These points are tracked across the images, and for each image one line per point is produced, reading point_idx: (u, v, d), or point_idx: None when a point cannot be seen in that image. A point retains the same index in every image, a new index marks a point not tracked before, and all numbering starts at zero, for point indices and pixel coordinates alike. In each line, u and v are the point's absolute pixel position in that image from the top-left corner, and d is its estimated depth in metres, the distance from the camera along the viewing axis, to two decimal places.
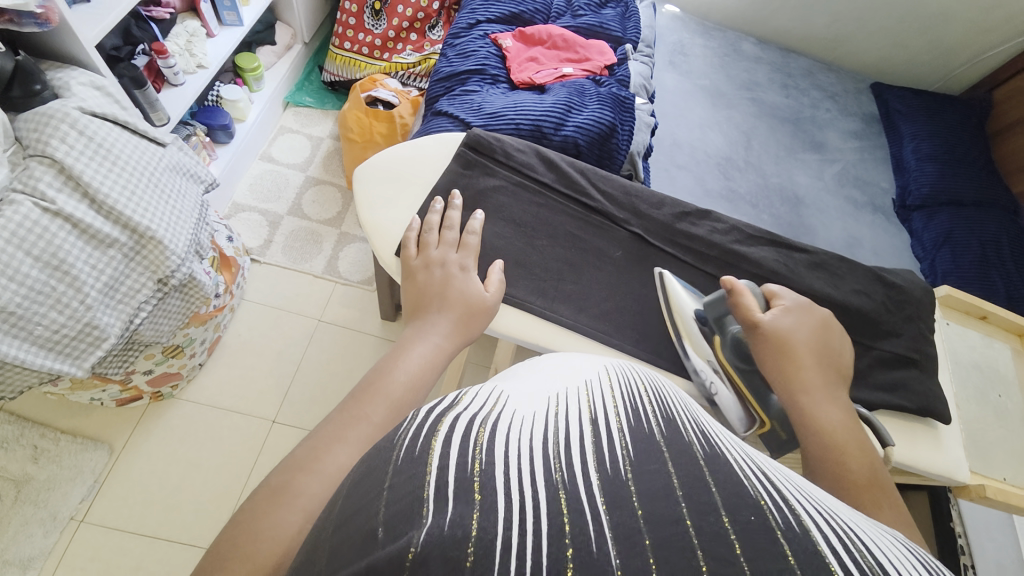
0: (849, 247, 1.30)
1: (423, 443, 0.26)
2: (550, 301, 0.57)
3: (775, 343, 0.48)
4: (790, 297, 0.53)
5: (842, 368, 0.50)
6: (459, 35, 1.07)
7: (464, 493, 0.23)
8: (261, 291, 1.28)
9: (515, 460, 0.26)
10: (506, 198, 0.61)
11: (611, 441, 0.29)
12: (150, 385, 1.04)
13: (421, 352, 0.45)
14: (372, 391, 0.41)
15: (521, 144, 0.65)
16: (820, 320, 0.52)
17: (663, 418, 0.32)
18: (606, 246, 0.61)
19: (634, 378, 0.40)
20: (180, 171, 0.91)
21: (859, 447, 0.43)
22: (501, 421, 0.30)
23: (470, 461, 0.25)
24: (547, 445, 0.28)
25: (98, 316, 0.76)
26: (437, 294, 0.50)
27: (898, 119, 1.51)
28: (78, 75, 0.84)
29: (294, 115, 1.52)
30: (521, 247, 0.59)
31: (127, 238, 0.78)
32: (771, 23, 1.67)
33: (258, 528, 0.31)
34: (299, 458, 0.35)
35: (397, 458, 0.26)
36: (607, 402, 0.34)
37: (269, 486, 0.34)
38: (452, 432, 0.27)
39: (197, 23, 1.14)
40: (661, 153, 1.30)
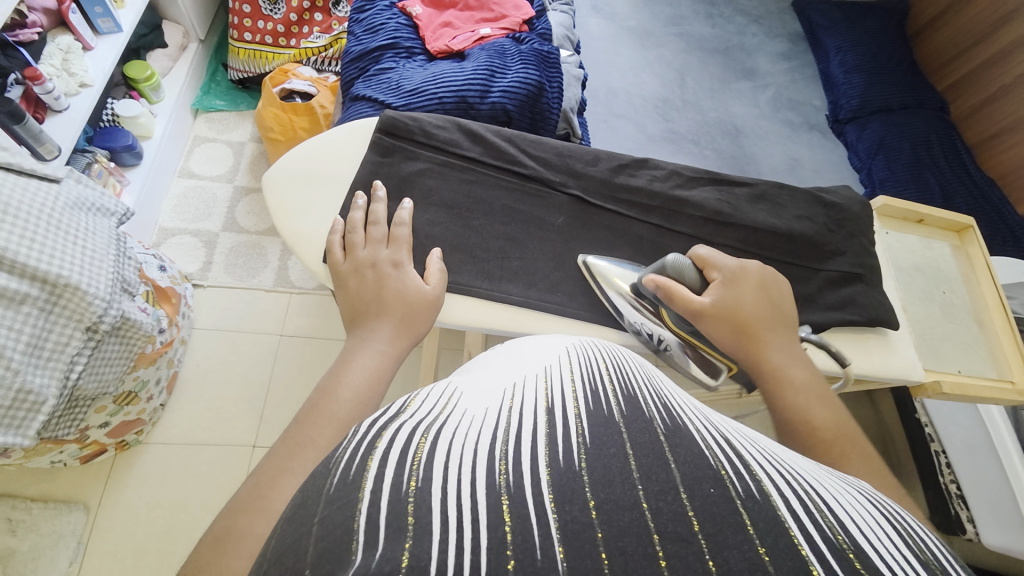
0: (791, 169, 1.32)
1: (357, 465, 0.23)
2: (497, 281, 0.55)
3: (719, 319, 0.48)
4: (721, 261, 0.52)
5: (789, 324, 0.50)
6: (364, 9, 0.99)
7: (397, 527, 0.20)
8: (213, 317, 1.21)
9: (462, 469, 0.23)
10: (434, 180, 0.58)
11: (568, 427, 0.26)
12: (110, 437, 0.98)
13: (365, 363, 0.43)
14: (317, 411, 0.39)
15: (441, 120, 0.61)
16: (757, 279, 0.51)
17: (623, 396, 0.31)
18: (546, 213, 0.59)
19: (596, 355, 0.39)
20: (85, 206, 0.82)
21: (829, 406, 0.42)
22: (450, 426, 0.27)
23: (405, 477, 0.22)
24: (497, 440, 0.25)
25: (29, 378, 0.69)
26: (374, 299, 0.48)
27: (823, 33, 1.52)
28: None
29: (207, 122, 1.40)
30: (457, 230, 0.57)
31: (40, 290, 0.70)
32: None
33: None
34: (246, 499, 0.33)
35: (332, 482, 0.23)
36: (565, 386, 0.32)
37: (213, 535, 0.31)
38: (390, 447, 0.24)
39: (70, 37, 1.00)
40: (597, 104, 1.27)
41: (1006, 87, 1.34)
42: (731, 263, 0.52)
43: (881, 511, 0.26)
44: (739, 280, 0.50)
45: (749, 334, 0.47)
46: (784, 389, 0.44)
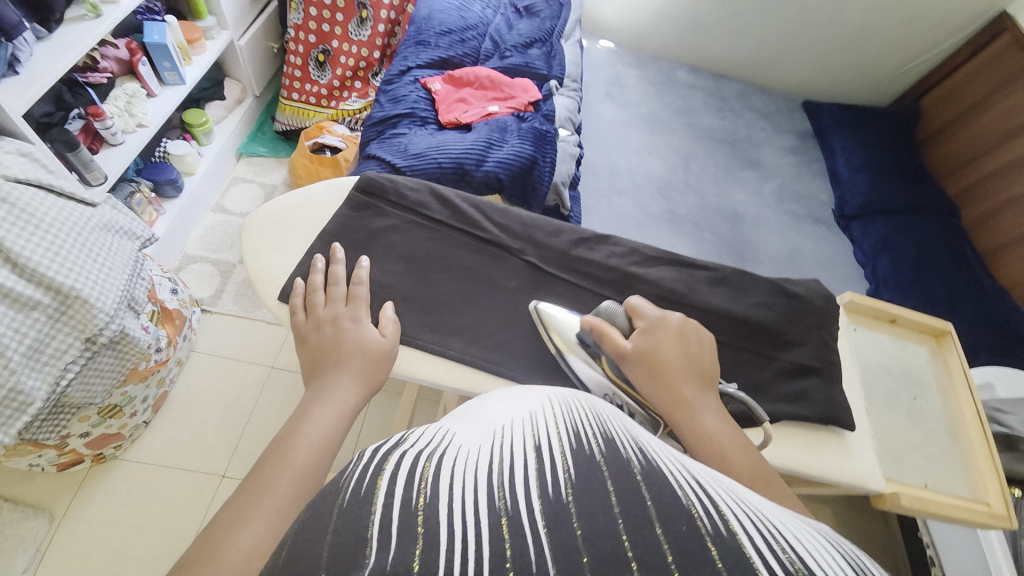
0: (793, 259, 1.33)
1: (368, 483, 0.25)
2: (440, 335, 0.58)
3: (642, 362, 0.50)
4: (647, 309, 0.55)
5: (707, 373, 0.52)
6: (392, 81, 1.11)
7: (408, 527, 0.23)
8: (213, 343, 1.27)
9: (463, 492, 0.25)
10: (399, 236, 0.63)
11: (551, 464, 0.28)
12: (89, 447, 1.00)
13: (327, 410, 0.47)
14: (278, 459, 0.43)
15: (415, 184, 0.67)
16: (676, 327, 0.54)
17: (601, 438, 0.30)
18: (501, 276, 0.62)
19: (574, 399, 0.38)
20: (113, 229, 0.91)
21: (749, 454, 0.46)
22: (449, 456, 0.29)
23: (414, 494, 0.25)
24: (494, 475, 0.27)
25: (23, 380, 0.74)
26: (333, 351, 0.51)
27: (830, 133, 1.59)
28: (3, 143, 0.82)
29: (247, 165, 1.55)
30: (412, 283, 0.60)
31: (52, 299, 0.77)
32: (702, 52, 1.76)
33: None
34: (198, 552, 0.37)
35: (344, 494, 0.25)
36: (550, 426, 0.33)
37: None
38: (399, 465, 0.27)
39: (137, 84, 1.15)
40: (601, 180, 1.34)
41: (1016, 198, 1.36)
42: (655, 313, 0.55)
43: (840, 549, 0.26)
44: (659, 328, 0.53)
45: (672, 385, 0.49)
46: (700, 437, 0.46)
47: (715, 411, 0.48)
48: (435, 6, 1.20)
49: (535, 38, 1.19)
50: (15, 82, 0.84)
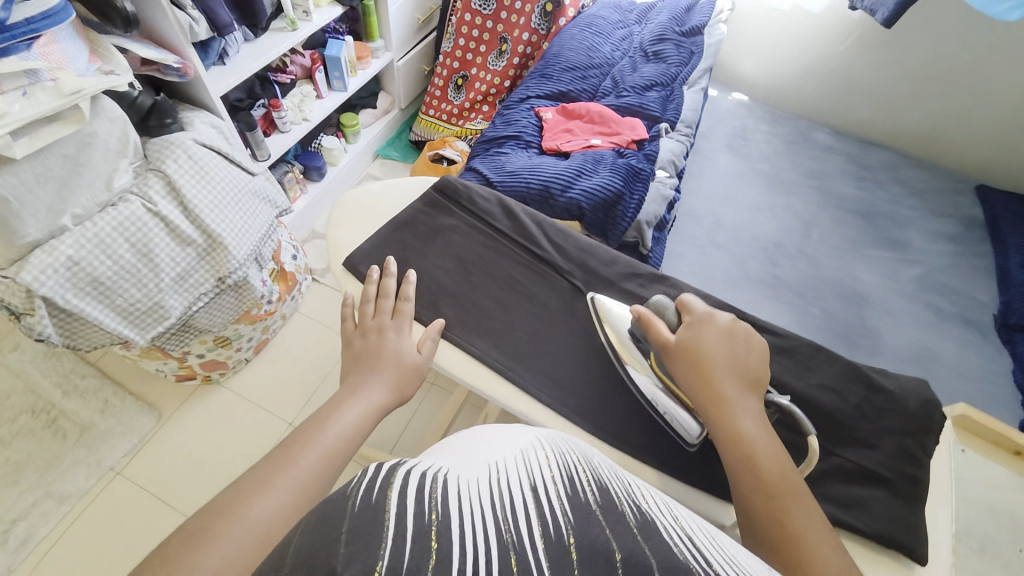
0: (923, 360, 1.11)
1: (379, 491, 0.26)
2: (469, 332, 0.60)
3: (683, 360, 0.52)
4: (697, 306, 0.57)
5: (750, 374, 0.52)
6: (511, 106, 1.19)
7: (422, 536, 0.24)
8: (313, 308, 1.45)
9: (467, 520, 0.26)
10: (456, 236, 0.68)
11: (553, 506, 0.29)
12: (200, 368, 1.20)
13: (362, 404, 0.51)
14: (310, 438, 0.47)
15: (486, 194, 0.73)
16: (725, 328, 0.54)
17: (596, 485, 0.34)
18: (542, 293, 0.65)
19: (564, 446, 0.42)
20: (261, 196, 1.10)
21: (786, 471, 0.46)
22: (453, 485, 0.30)
23: (426, 510, 0.26)
24: (493, 505, 0.29)
25: (166, 298, 0.94)
26: (374, 355, 0.55)
27: (1006, 226, 1.32)
28: (203, 116, 1.04)
29: (379, 165, 1.77)
30: (458, 281, 0.64)
31: (202, 240, 0.97)
32: (852, 115, 1.59)
33: (173, 574, 0.35)
34: (220, 507, 0.41)
35: (351, 499, 0.25)
36: (542, 468, 0.35)
37: (186, 530, 0.39)
38: (407, 483, 0.27)
39: (310, 87, 1.40)
40: (700, 229, 1.27)
41: None
42: (704, 310, 0.56)
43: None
44: (705, 324, 0.54)
45: (710, 382, 0.50)
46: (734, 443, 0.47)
47: (752, 415, 0.49)
48: (567, 45, 1.28)
49: (657, 82, 1.20)
50: (221, 72, 1.06)
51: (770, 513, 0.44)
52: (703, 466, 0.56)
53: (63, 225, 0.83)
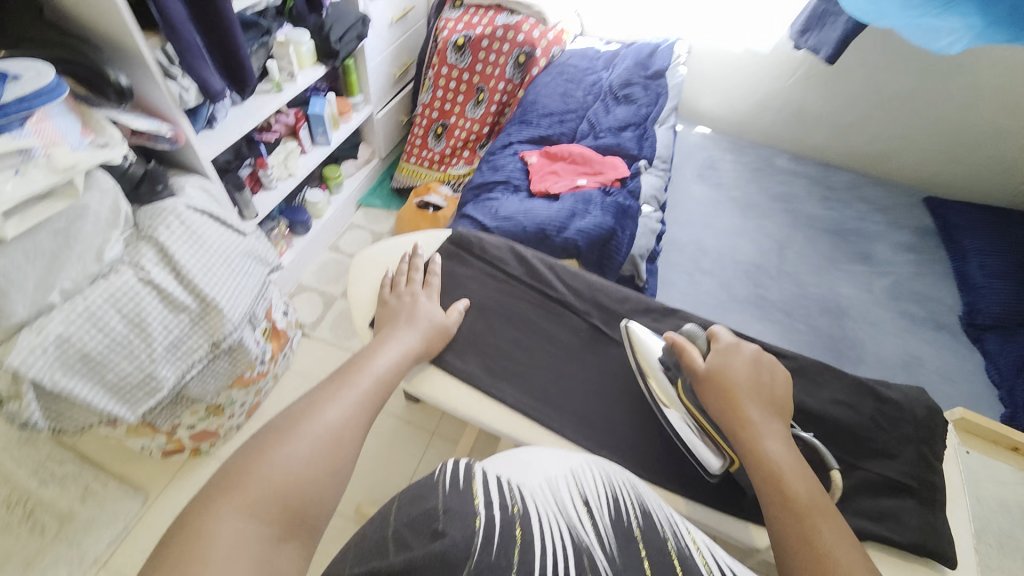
0: (905, 365, 1.17)
1: (469, 489, 0.46)
2: (495, 378, 0.67)
3: (711, 385, 0.57)
4: (725, 336, 0.61)
5: (776, 399, 0.56)
6: (495, 152, 1.24)
7: (503, 523, 0.43)
8: (306, 365, 1.41)
9: (536, 517, 0.46)
10: (472, 284, 0.75)
11: (594, 518, 0.49)
12: (190, 440, 1.15)
13: (403, 344, 0.63)
14: (365, 364, 0.59)
15: (497, 242, 0.79)
16: (751, 357, 0.59)
17: (623, 505, 0.52)
18: (557, 332, 0.71)
19: (605, 474, 0.56)
20: (254, 256, 1.09)
21: (813, 492, 0.49)
22: (525, 491, 0.49)
23: (507, 505, 0.46)
24: (551, 508, 0.48)
25: (158, 368, 0.91)
26: (407, 312, 0.66)
27: (959, 233, 1.44)
28: (193, 180, 1.04)
29: (363, 214, 1.78)
30: (479, 328, 0.71)
31: (196, 304, 0.94)
32: (808, 141, 1.72)
33: (269, 457, 0.46)
34: (295, 412, 0.51)
35: (449, 488, 0.46)
36: (587, 484, 0.53)
37: (273, 428, 0.49)
38: (492, 491, 0.47)
39: (295, 143, 1.41)
40: (685, 257, 1.33)
41: None
42: (733, 340, 0.61)
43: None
44: (733, 352, 0.59)
45: (738, 408, 0.54)
46: (760, 463, 0.51)
47: (778, 437, 0.53)
48: (541, 92, 1.36)
49: (631, 122, 1.28)
50: (211, 135, 1.09)
51: (798, 533, 0.46)
52: (715, 491, 0.61)
53: (51, 302, 0.80)
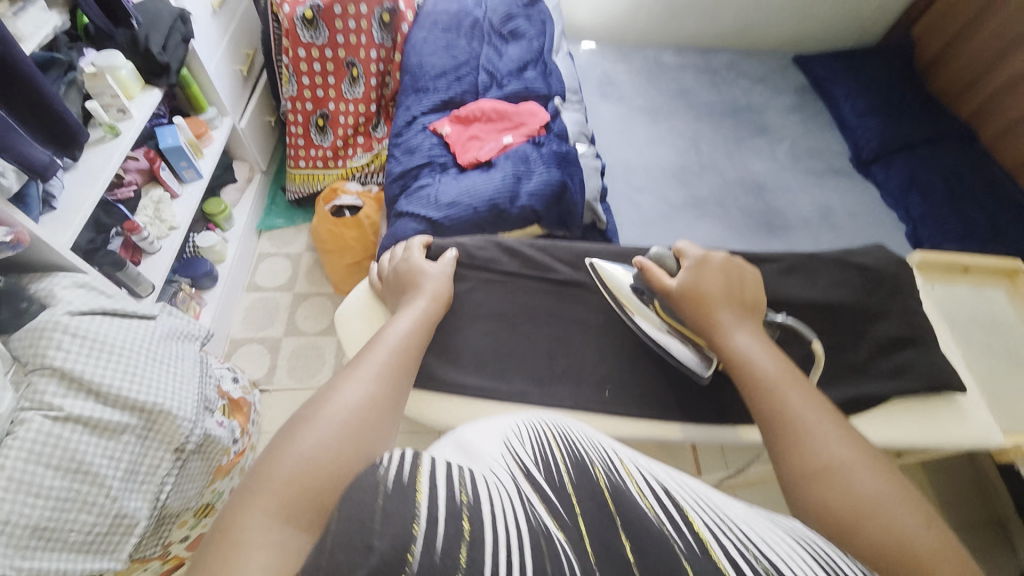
0: (824, 216, 1.31)
1: (409, 476, 0.34)
2: (549, 387, 0.68)
3: (684, 299, 0.63)
4: (692, 251, 0.66)
5: (745, 299, 0.62)
6: (401, 133, 1.13)
7: (455, 517, 0.32)
8: (279, 419, 1.28)
9: (492, 500, 0.35)
10: (481, 295, 0.73)
11: (542, 489, 0.39)
12: (189, 549, 1.02)
13: (395, 334, 0.60)
14: (351, 374, 0.53)
15: (480, 242, 0.77)
16: (719, 266, 0.64)
17: (571, 462, 0.43)
18: (584, 315, 0.73)
19: (543, 427, 0.50)
20: (176, 336, 0.93)
21: (780, 370, 0.55)
22: (466, 476, 0.37)
23: (455, 496, 0.34)
24: (499, 492, 0.36)
25: (126, 503, 0.76)
26: (416, 280, 0.68)
27: (829, 83, 1.58)
28: (60, 278, 0.84)
29: (269, 239, 1.58)
30: (506, 334, 0.71)
31: (137, 418, 0.79)
32: (682, 30, 1.76)
33: (292, 445, 0.44)
34: (319, 394, 0.51)
35: (387, 479, 0.33)
36: (524, 451, 0.44)
37: (298, 415, 0.48)
38: (431, 471, 0.35)
39: (160, 189, 1.19)
40: (617, 180, 1.34)
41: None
42: (700, 253, 0.66)
43: (802, 547, 0.38)
44: (703, 265, 0.64)
45: (712, 314, 0.61)
46: (737, 360, 0.57)
47: (751, 334, 0.59)
48: (423, 51, 1.22)
49: (528, 60, 1.22)
50: (57, 218, 0.87)
51: (769, 408, 0.53)
52: (701, 406, 0.68)
53: None
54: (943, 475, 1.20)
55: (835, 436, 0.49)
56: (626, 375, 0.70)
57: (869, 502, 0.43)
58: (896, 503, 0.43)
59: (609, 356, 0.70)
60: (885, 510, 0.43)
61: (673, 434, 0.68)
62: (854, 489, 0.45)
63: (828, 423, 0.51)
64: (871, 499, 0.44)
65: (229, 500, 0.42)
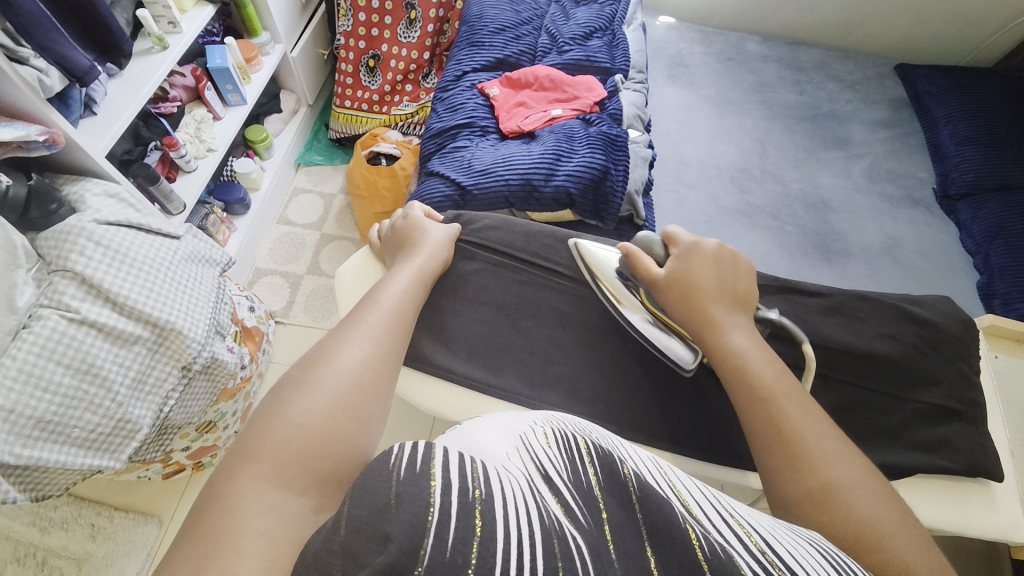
0: (888, 249, 1.19)
1: (424, 463, 0.34)
2: (542, 389, 0.66)
3: (672, 289, 0.59)
4: (681, 237, 0.63)
5: (738, 293, 0.59)
6: (448, 87, 1.07)
7: (467, 516, 0.31)
8: (288, 353, 1.31)
9: (510, 496, 0.34)
10: (488, 279, 0.72)
11: (567, 486, 0.38)
12: (190, 458, 1.07)
13: (392, 295, 0.58)
14: (347, 334, 0.52)
15: (494, 223, 0.76)
16: (713, 254, 0.60)
17: (598, 463, 0.41)
18: (594, 319, 0.70)
19: (558, 422, 0.50)
20: (197, 258, 0.94)
21: (778, 376, 0.53)
22: (490, 471, 0.37)
23: (473, 492, 0.33)
24: (521, 492, 0.35)
25: (129, 410, 0.79)
26: (420, 247, 0.66)
27: (930, 101, 1.40)
28: (91, 185, 0.86)
29: (306, 175, 1.58)
30: (507, 329, 0.69)
31: (149, 332, 0.81)
32: (775, 17, 1.59)
33: (287, 413, 0.43)
34: (313, 359, 0.49)
35: (398, 464, 0.34)
36: (544, 445, 0.44)
37: (291, 381, 0.47)
38: (450, 461, 0.35)
39: (203, 109, 1.19)
40: (668, 173, 1.25)
41: None
42: (691, 239, 0.62)
43: (822, 556, 0.37)
44: (693, 253, 0.60)
45: (701, 309, 0.58)
46: (731, 363, 0.54)
47: (744, 333, 0.56)
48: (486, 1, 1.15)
49: (596, 27, 1.12)
50: (96, 124, 0.87)
51: (773, 432, 0.50)
52: (700, 439, 0.65)
53: None
54: (952, 549, 1.11)
55: (840, 453, 0.48)
56: (630, 390, 0.66)
57: (878, 532, 0.43)
58: (900, 531, 0.44)
59: (615, 367, 0.67)
60: (891, 536, 0.43)
61: (665, 456, 0.65)
62: (861, 514, 0.44)
63: (832, 441, 0.49)
64: (880, 527, 0.43)
65: (221, 465, 0.41)
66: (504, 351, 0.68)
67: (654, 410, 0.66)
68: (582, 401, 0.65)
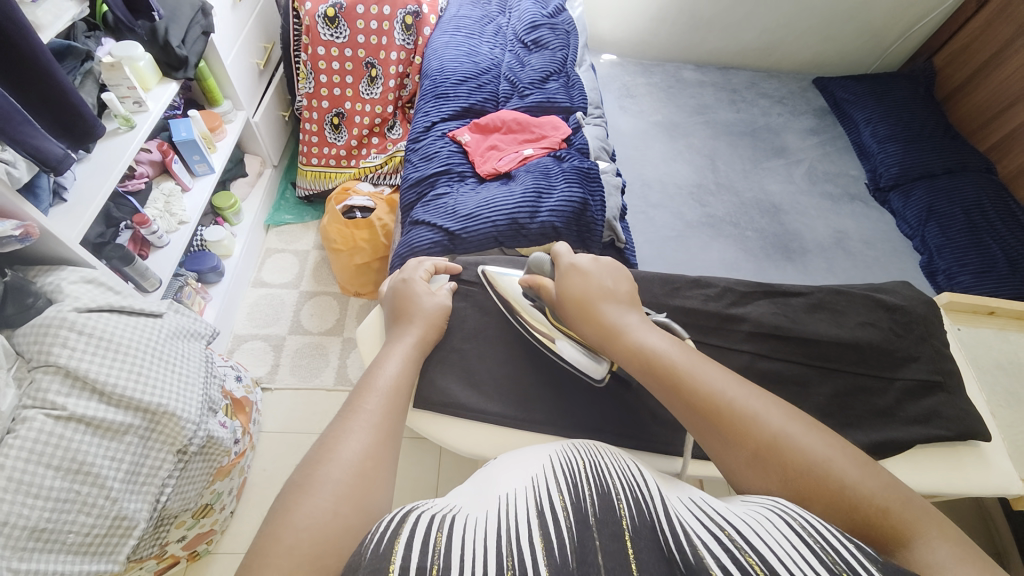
0: (839, 242, 1.30)
1: (387, 545, 0.34)
2: (568, 418, 0.68)
3: (572, 308, 0.63)
4: (564, 254, 0.67)
5: (625, 296, 0.63)
6: (419, 138, 1.11)
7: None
8: (279, 420, 1.26)
9: (472, 560, 0.33)
10: (498, 319, 0.74)
11: (560, 526, 0.37)
12: (186, 549, 1.00)
13: (387, 377, 0.55)
14: (346, 426, 0.48)
15: (502, 264, 0.80)
16: (590, 266, 0.65)
17: (599, 496, 0.42)
18: None
19: (576, 456, 0.49)
20: (182, 334, 0.92)
21: (676, 352, 0.55)
22: (460, 525, 0.37)
23: (428, 565, 0.32)
24: (500, 543, 0.35)
25: (125, 505, 0.74)
26: (411, 319, 0.65)
27: (848, 107, 1.57)
28: (68, 273, 0.84)
29: (277, 235, 1.56)
30: (525, 364, 0.72)
31: (141, 419, 0.77)
32: (703, 47, 1.75)
33: (293, 519, 0.39)
34: (315, 454, 0.45)
35: (365, 555, 0.34)
36: (551, 480, 0.44)
37: (294, 484, 0.42)
38: (411, 538, 0.35)
39: (171, 182, 1.18)
40: (634, 195, 1.32)
41: None
42: (567, 259, 0.67)
43: (787, 522, 0.38)
44: (573, 271, 0.65)
45: (597, 317, 0.61)
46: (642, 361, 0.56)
47: (645, 328, 0.59)
48: (445, 56, 1.21)
49: (551, 71, 1.21)
50: (67, 211, 0.85)
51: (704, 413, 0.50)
52: None
53: None
54: (947, 511, 1.19)
55: (760, 404, 0.49)
56: (648, 407, 0.69)
57: (828, 470, 0.44)
58: (838, 458, 0.45)
59: (632, 388, 0.70)
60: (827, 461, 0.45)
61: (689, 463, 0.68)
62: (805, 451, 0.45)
63: (752, 394, 0.50)
64: (820, 464, 0.44)
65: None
66: (518, 384, 0.70)
67: (670, 422, 0.68)
68: (601, 420, 0.68)
